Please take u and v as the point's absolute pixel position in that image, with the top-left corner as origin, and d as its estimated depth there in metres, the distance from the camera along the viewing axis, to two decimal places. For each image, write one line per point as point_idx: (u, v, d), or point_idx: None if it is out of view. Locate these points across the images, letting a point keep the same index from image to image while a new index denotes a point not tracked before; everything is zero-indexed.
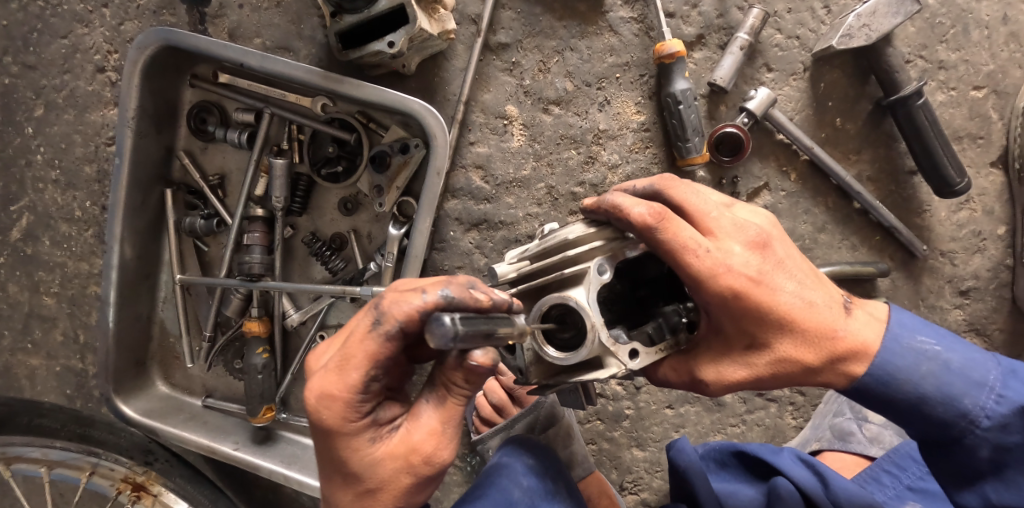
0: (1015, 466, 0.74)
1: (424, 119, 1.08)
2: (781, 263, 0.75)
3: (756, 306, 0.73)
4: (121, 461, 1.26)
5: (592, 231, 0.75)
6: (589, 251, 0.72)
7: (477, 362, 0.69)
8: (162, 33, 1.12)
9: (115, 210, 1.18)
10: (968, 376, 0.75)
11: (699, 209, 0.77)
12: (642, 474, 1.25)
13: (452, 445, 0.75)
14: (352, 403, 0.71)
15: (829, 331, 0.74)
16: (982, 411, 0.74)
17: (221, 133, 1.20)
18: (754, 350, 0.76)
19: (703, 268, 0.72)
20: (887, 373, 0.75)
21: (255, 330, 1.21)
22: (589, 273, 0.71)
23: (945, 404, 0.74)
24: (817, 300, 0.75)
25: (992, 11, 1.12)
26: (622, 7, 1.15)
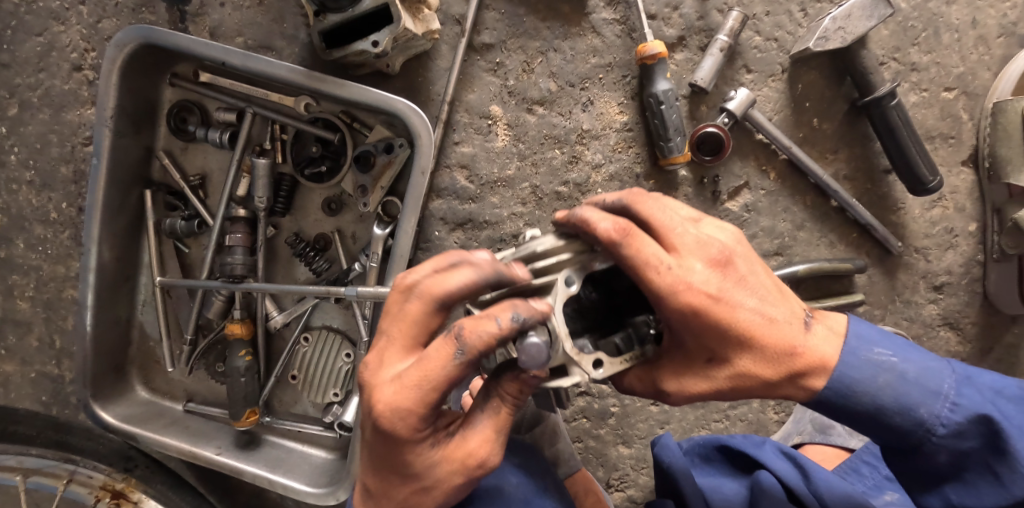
0: (972, 469, 0.76)
1: (409, 118, 1.07)
2: (741, 279, 0.75)
3: (715, 324, 0.73)
4: (99, 468, 1.23)
5: (563, 241, 0.74)
6: (558, 263, 0.72)
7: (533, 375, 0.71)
8: (142, 31, 1.10)
9: (93, 211, 1.16)
10: (923, 386, 0.75)
11: (664, 224, 0.76)
12: (628, 471, 1.26)
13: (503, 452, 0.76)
14: (425, 416, 0.71)
15: (789, 347, 0.75)
16: (938, 419, 0.75)
17: (202, 133, 1.19)
18: (714, 364, 0.77)
19: (662, 284, 0.72)
20: (846, 387, 0.75)
21: (237, 332, 1.20)
22: (556, 284, 0.71)
23: (902, 415, 0.75)
24: (778, 316, 0.75)
25: (961, 15, 1.15)
26: (605, 9, 1.17)
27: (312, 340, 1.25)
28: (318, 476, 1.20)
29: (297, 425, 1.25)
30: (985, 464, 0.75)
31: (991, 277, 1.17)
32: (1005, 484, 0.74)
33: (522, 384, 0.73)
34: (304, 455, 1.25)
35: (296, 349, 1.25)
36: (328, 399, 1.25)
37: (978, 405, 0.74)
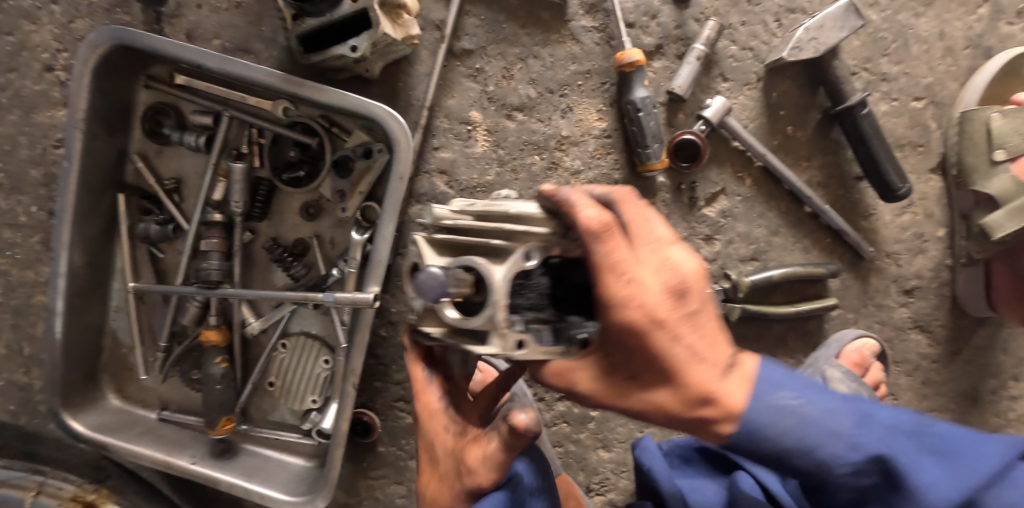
0: (872, 503, 0.80)
1: (387, 124, 1.07)
2: (691, 312, 0.74)
3: (645, 348, 0.73)
4: (69, 480, 1.19)
5: (548, 217, 0.72)
6: (526, 233, 0.70)
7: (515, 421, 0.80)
8: (116, 32, 1.09)
9: (63, 215, 1.13)
10: (829, 429, 0.76)
11: (638, 235, 0.75)
12: (608, 475, 1.27)
13: (496, 473, 0.85)
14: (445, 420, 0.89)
15: (705, 392, 0.74)
16: (838, 460, 0.77)
17: (177, 136, 1.18)
18: (634, 384, 0.77)
19: (615, 293, 0.72)
20: (751, 430, 0.75)
21: (212, 339, 1.18)
22: (514, 255, 0.69)
23: (806, 458, 0.77)
24: (709, 359, 0.75)
25: (929, 27, 1.18)
26: (584, 16, 1.17)
27: (290, 347, 1.24)
28: (296, 485, 1.20)
29: (275, 433, 1.24)
30: (881, 498, 0.80)
31: (960, 281, 1.20)
32: None
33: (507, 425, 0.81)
34: (282, 463, 1.24)
35: (274, 356, 1.24)
36: (306, 406, 1.24)
37: (876, 446, 0.77)
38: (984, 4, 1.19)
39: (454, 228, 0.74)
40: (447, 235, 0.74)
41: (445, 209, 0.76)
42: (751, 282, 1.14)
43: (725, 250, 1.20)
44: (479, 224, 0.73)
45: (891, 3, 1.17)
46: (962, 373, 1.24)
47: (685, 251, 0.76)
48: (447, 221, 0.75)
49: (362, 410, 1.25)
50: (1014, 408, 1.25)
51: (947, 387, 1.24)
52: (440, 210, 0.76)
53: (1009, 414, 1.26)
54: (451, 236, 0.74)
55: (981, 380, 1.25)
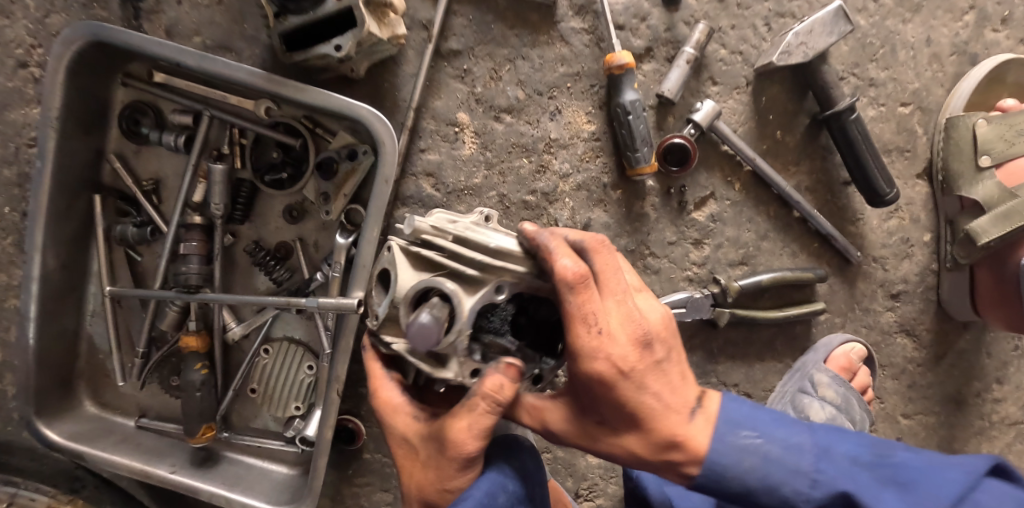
0: None
1: (372, 125, 1.05)
2: (657, 364, 0.78)
3: (616, 398, 0.77)
4: (43, 490, 1.13)
5: (523, 254, 0.78)
6: (502, 269, 0.76)
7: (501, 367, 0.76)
8: (92, 28, 1.05)
9: (36, 217, 1.10)
10: (786, 465, 0.81)
11: (607, 288, 0.78)
12: (597, 480, 1.26)
13: (482, 438, 0.79)
14: (406, 408, 0.87)
15: (671, 437, 0.79)
16: (801, 495, 0.81)
17: (156, 136, 1.15)
18: (605, 430, 0.80)
19: (583, 344, 0.75)
20: (713, 469, 0.80)
21: (192, 345, 1.15)
22: (485, 290, 0.75)
23: (770, 493, 0.81)
24: (674, 405, 0.79)
25: (917, 33, 1.18)
26: (573, 18, 1.16)
27: (272, 352, 1.21)
28: (279, 494, 1.17)
29: (257, 441, 1.21)
30: None
31: (945, 285, 1.21)
32: None
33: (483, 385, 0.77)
34: (264, 471, 1.22)
35: (256, 362, 1.21)
36: (289, 413, 1.21)
37: (834, 479, 0.81)
38: (970, 11, 1.19)
39: (433, 244, 0.76)
40: (426, 252, 0.76)
41: (425, 221, 0.77)
42: (740, 287, 1.13)
43: (714, 254, 1.20)
44: (458, 249, 0.76)
45: (880, 8, 1.17)
46: (947, 377, 1.25)
47: (649, 301, 0.82)
48: (427, 236, 0.77)
49: (346, 416, 1.22)
50: (996, 410, 1.27)
51: (932, 390, 1.25)
52: (421, 222, 0.76)
53: (992, 417, 1.28)
54: (426, 251, 0.77)
55: (965, 383, 1.26)
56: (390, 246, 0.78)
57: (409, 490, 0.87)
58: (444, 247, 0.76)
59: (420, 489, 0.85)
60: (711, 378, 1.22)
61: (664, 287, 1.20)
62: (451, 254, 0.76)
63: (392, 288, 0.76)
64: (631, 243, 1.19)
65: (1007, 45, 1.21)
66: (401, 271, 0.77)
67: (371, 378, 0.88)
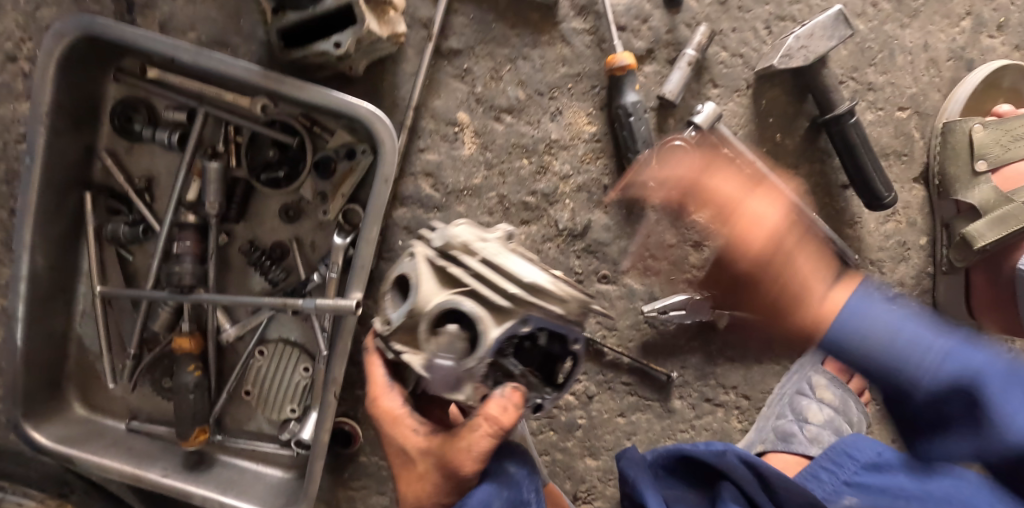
0: (955, 429, 0.77)
1: (373, 124, 1.03)
2: (769, 219, 0.88)
3: (764, 289, 0.88)
4: (30, 495, 1.12)
5: (561, 295, 0.73)
6: (533, 303, 0.72)
7: (507, 393, 0.75)
8: (84, 21, 1.02)
9: (25, 215, 1.07)
10: (917, 346, 0.78)
11: (727, 194, 0.93)
12: (595, 483, 1.26)
13: (483, 460, 0.77)
14: (405, 419, 0.83)
15: (795, 306, 0.85)
16: (932, 376, 0.77)
17: (149, 133, 1.12)
18: (779, 309, 0.87)
19: (724, 234, 0.92)
20: (842, 340, 0.81)
21: (185, 347, 1.13)
22: (510, 322, 0.72)
23: (891, 375, 0.78)
24: (829, 276, 0.86)
25: (915, 38, 1.19)
26: (575, 18, 1.15)
27: (267, 354, 1.19)
28: (273, 498, 1.15)
29: (251, 444, 1.19)
30: (965, 427, 0.76)
31: (941, 288, 1.22)
32: (984, 439, 0.75)
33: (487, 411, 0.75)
34: (259, 475, 1.20)
35: (250, 363, 1.19)
36: (284, 415, 1.19)
37: (971, 364, 0.76)
38: (967, 17, 1.21)
39: (462, 263, 0.73)
40: (454, 269, 0.73)
41: (457, 236, 0.75)
42: None
43: (714, 257, 1.20)
44: (487, 276, 0.72)
45: (878, 13, 1.18)
46: None
47: (767, 201, 0.92)
48: (455, 251, 0.75)
49: (343, 419, 1.21)
50: None
51: None
52: (452, 236, 0.75)
53: None
54: (452, 266, 0.74)
55: None
56: (415, 252, 0.76)
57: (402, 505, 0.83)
58: (470, 266, 0.74)
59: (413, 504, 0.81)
60: (709, 380, 1.24)
61: (663, 289, 1.20)
62: (479, 275, 0.73)
63: (412, 298, 0.74)
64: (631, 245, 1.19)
65: (1003, 51, 1.22)
66: (424, 282, 0.74)
67: (371, 385, 0.85)
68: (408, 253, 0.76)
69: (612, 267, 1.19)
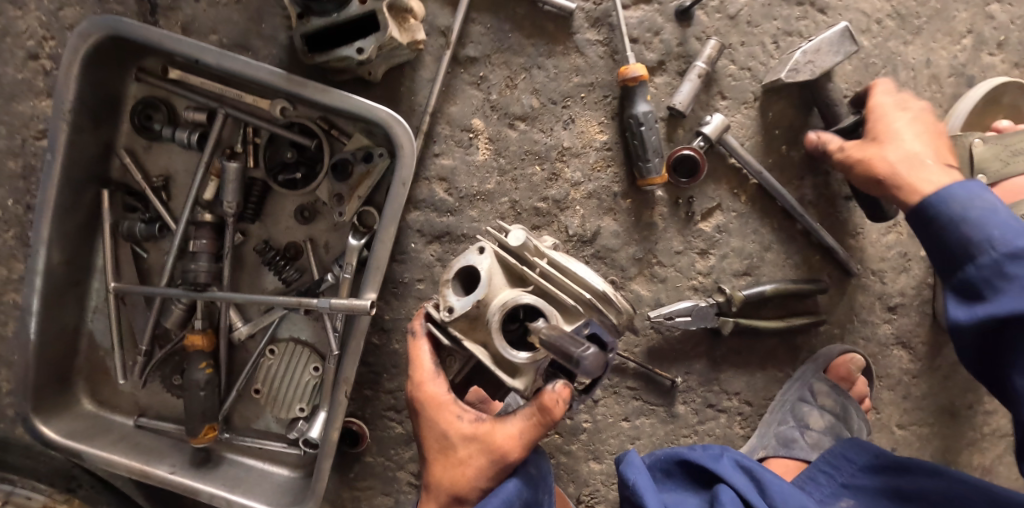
0: (996, 284, 0.91)
1: (391, 128, 1.05)
2: (890, 105, 1.07)
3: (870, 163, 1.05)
4: (39, 489, 1.13)
5: (617, 306, 0.86)
6: (595, 308, 0.85)
7: (559, 389, 0.88)
8: (110, 21, 1.04)
9: (43, 210, 1.08)
10: (1011, 225, 0.92)
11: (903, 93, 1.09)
12: (599, 487, 1.27)
13: (528, 446, 0.93)
14: (452, 407, 0.94)
15: (909, 171, 1.02)
16: (1001, 240, 0.91)
17: (169, 132, 1.14)
18: (909, 154, 1.02)
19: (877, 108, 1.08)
20: (956, 199, 0.97)
21: (197, 344, 1.14)
22: (576, 322, 0.84)
23: (976, 230, 0.94)
24: (919, 160, 1.02)
25: (917, 55, 1.23)
26: (589, 30, 1.18)
27: (278, 353, 1.20)
28: (280, 497, 1.16)
29: (259, 442, 1.20)
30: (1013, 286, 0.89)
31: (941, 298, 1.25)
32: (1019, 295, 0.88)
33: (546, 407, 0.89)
34: (265, 473, 1.20)
35: (261, 362, 1.20)
36: (293, 414, 1.20)
37: None
38: (968, 35, 1.25)
39: (532, 264, 0.87)
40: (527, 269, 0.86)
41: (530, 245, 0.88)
42: (745, 295, 1.16)
43: (719, 264, 1.22)
44: (558, 279, 0.86)
45: (881, 30, 1.23)
46: (940, 388, 1.29)
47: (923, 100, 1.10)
48: (527, 253, 0.88)
49: (351, 419, 1.22)
50: (988, 422, 1.31)
51: (926, 401, 1.29)
52: (527, 243, 0.87)
53: (983, 428, 1.32)
54: (520, 266, 0.87)
55: (958, 395, 1.30)
56: (486, 248, 0.87)
57: (438, 485, 0.95)
58: (537, 267, 0.87)
59: (452, 484, 0.94)
60: (713, 386, 1.26)
61: (669, 295, 1.22)
62: (544, 276, 0.87)
63: (483, 287, 0.84)
64: (639, 252, 1.22)
65: (1002, 69, 1.27)
66: (495, 276, 0.86)
67: (419, 372, 0.94)
68: (478, 247, 0.87)
69: (620, 272, 1.22)
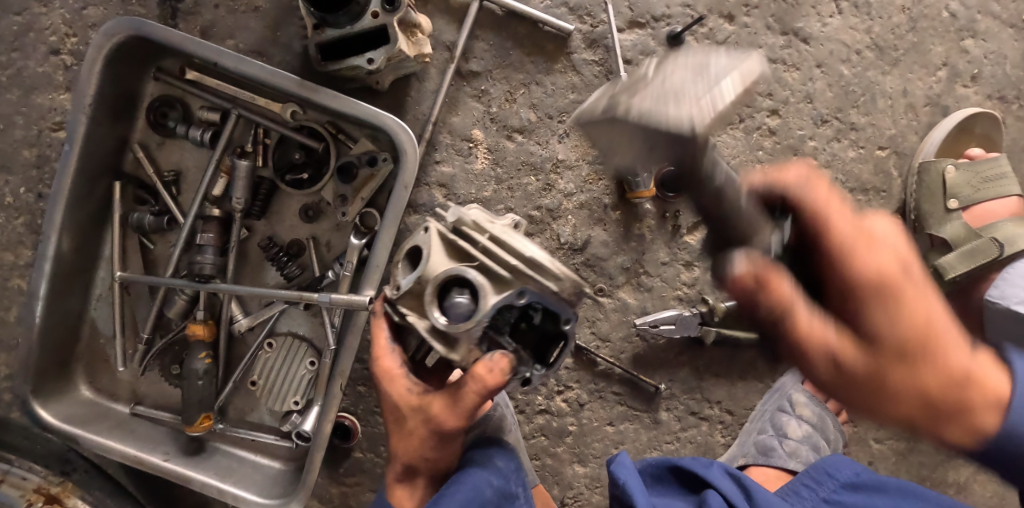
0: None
1: (396, 135, 1.09)
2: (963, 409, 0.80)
3: (909, 298, 0.74)
4: (35, 470, 1.18)
5: (556, 273, 0.82)
6: (531, 277, 0.81)
7: (496, 358, 0.85)
8: (134, 23, 1.09)
9: (57, 199, 1.12)
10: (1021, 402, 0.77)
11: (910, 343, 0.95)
12: (582, 489, 1.31)
13: (463, 416, 0.92)
14: (404, 378, 0.96)
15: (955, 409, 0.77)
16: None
17: (183, 130, 1.20)
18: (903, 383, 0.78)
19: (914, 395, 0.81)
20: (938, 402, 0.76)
21: (198, 334, 1.17)
22: (505, 299, 0.81)
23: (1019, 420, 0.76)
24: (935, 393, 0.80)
25: (894, 85, 1.32)
26: (585, 50, 1.26)
27: (276, 346, 1.23)
28: (272, 487, 1.19)
29: (252, 433, 1.23)
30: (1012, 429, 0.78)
31: None
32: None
33: (474, 374, 0.86)
34: (256, 465, 1.23)
35: (258, 355, 1.24)
36: (287, 407, 1.23)
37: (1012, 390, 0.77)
38: (943, 67, 1.34)
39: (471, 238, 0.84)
40: (463, 244, 0.84)
41: (469, 215, 0.87)
42: (726, 306, 1.21)
43: (703, 276, 1.29)
44: (495, 247, 0.84)
45: (861, 60, 1.31)
46: None
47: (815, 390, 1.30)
48: (465, 228, 0.86)
49: (343, 414, 1.24)
50: None
51: None
52: (465, 215, 0.86)
53: None
54: (461, 242, 0.85)
55: None
56: (428, 226, 0.87)
57: (394, 455, 1.01)
58: (478, 242, 0.85)
59: (403, 454, 0.99)
60: (695, 394, 1.31)
61: (654, 305, 1.28)
62: (483, 250, 0.84)
63: (421, 265, 0.85)
64: (627, 261, 1.27)
65: (975, 100, 1.36)
66: (435, 252, 0.85)
67: (376, 347, 0.97)
68: (423, 227, 0.87)
69: (608, 280, 1.27)
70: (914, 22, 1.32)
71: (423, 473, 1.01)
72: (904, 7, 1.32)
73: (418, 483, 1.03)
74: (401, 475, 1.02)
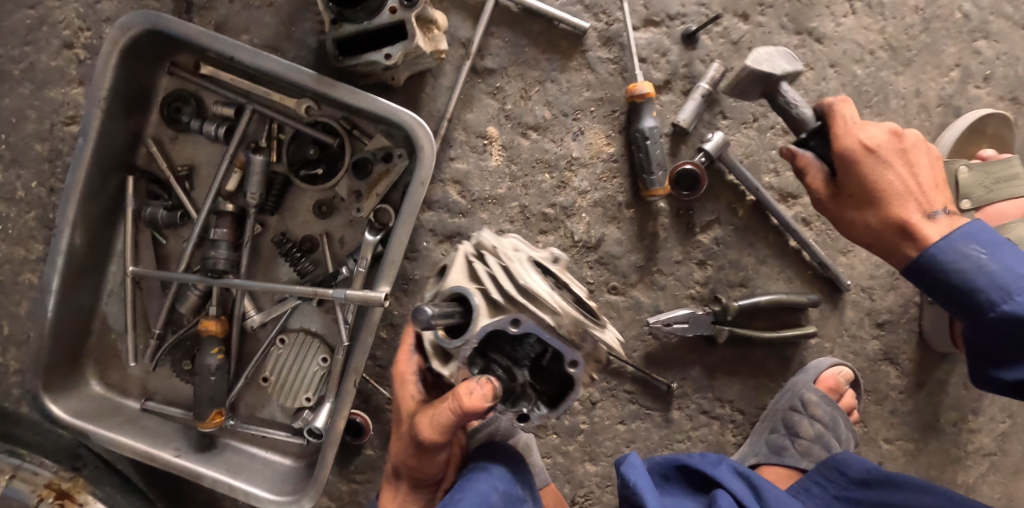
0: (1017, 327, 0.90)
1: (413, 131, 1.09)
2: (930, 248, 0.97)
3: (869, 165, 0.95)
4: (46, 465, 1.18)
5: (554, 306, 0.81)
6: (526, 306, 0.81)
7: (483, 385, 0.81)
8: (150, 17, 1.09)
9: (70, 193, 1.11)
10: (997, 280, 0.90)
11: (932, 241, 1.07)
12: (594, 488, 1.31)
13: (439, 432, 0.90)
14: (412, 384, 0.97)
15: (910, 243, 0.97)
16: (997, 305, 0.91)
17: (197, 124, 1.19)
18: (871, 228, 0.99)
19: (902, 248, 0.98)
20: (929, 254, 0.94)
21: (211, 329, 1.16)
22: (496, 324, 0.79)
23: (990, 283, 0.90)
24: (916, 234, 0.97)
25: (907, 85, 1.33)
26: (600, 48, 1.26)
27: (288, 342, 1.23)
28: (283, 484, 1.18)
29: (263, 430, 1.23)
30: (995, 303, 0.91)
31: (926, 317, 1.33)
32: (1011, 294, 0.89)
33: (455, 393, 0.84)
34: (268, 462, 1.23)
35: (270, 351, 1.23)
36: (299, 403, 1.23)
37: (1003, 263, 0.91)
38: (955, 68, 1.34)
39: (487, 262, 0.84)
40: (478, 266, 0.84)
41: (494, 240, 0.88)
42: (739, 306, 1.22)
43: (716, 275, 1.29)
44: (502, 274, 0.83)
45: (874, 60, 1.32)
46: (924, 405, 1.37)
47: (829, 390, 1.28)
48: (488, 253, 0.87)
49: (355, 411, 1.23)
50: (971, 440, 1.39)
51: (910, 417, 1.37)
52: (489, 240, 0.87)
53: (967, 446, 1.40)
54: (478, 264, 0.85)
55: (942, 413, 1.38)
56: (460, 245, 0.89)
57: (390, 453, 1.04)
58: (491, 266, 0.84)
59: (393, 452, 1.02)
60: (707, 393, 1.31)
61: (668, 303, 1.28)
62: (495, 276, 0.83)
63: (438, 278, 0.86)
64: (640, 259, 1.27)
65: (987, 101, 1.37)
66: (454, 270, 0.86)
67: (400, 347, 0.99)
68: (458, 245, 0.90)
69: (621, 278, 1.28)
70: (927, 23, 1.33)
71: (406, 477, 1.03)
72: (917, 8, 1.33)
73: (401, 486, 1.04)
74: (392, 473, 1.06)
